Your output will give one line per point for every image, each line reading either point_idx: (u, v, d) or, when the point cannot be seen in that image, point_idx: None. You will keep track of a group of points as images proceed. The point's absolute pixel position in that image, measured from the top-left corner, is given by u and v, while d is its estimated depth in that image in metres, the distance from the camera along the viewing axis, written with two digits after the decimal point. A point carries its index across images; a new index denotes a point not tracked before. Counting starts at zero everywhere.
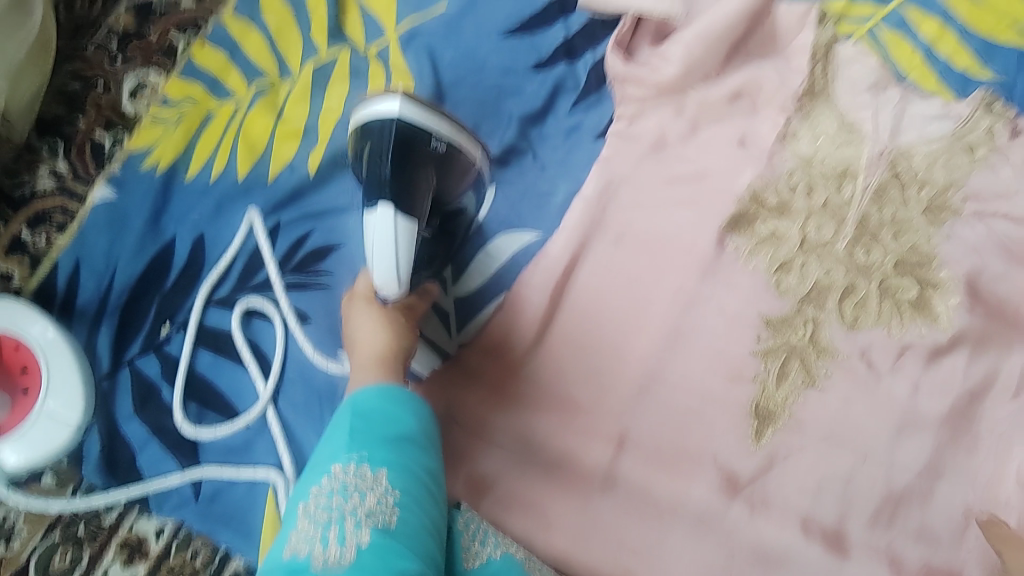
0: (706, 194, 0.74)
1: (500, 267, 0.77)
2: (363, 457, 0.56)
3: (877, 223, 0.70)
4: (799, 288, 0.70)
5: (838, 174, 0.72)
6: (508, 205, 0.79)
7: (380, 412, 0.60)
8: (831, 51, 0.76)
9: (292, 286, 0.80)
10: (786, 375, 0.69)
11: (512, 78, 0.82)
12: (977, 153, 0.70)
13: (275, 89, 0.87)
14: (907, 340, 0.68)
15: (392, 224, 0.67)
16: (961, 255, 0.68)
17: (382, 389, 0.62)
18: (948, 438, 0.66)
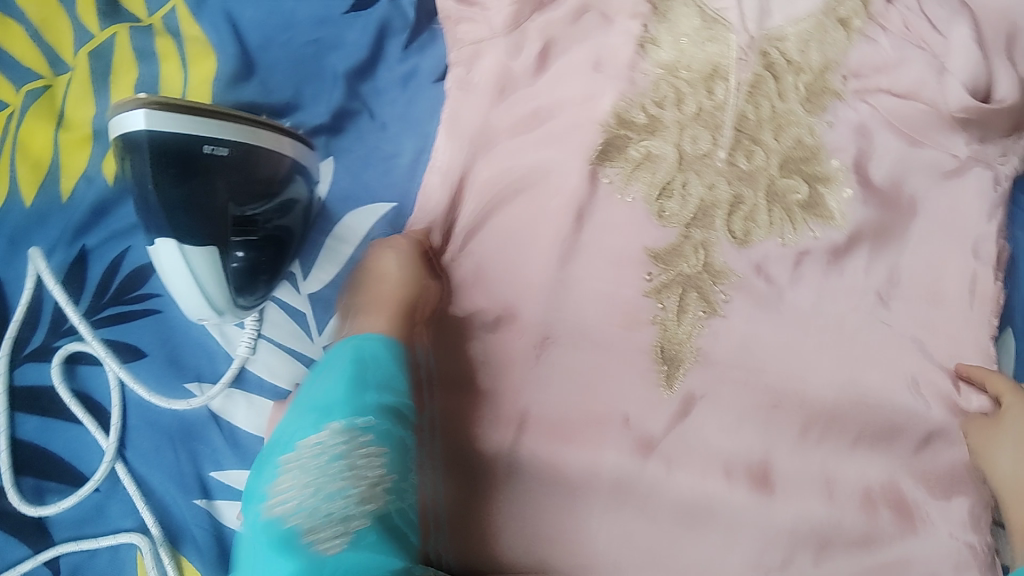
0: (566, 126, 0.62)
1: (354, 247, 0.67)
2: (367, 427, 0.46)
3: (755, 121, 0.60)
4: (682, 211, 0.61)
5: (708, 75, 0.61)
6: (349, 176, 0.68)
7: (378, 371, 0.50)
8: None
9: (110, 322, 0.65)
10: (683, 313, 0.60)
11: (330, 27, 0.68)
12: (851, 25, 0.61)
13: (50, 92, 0.66)
14: (805, 248, 0.60)
15: (185, 258, 0.56)
16: (847, 139, 0.60)
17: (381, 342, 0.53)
18: (869, 346, 0.59)
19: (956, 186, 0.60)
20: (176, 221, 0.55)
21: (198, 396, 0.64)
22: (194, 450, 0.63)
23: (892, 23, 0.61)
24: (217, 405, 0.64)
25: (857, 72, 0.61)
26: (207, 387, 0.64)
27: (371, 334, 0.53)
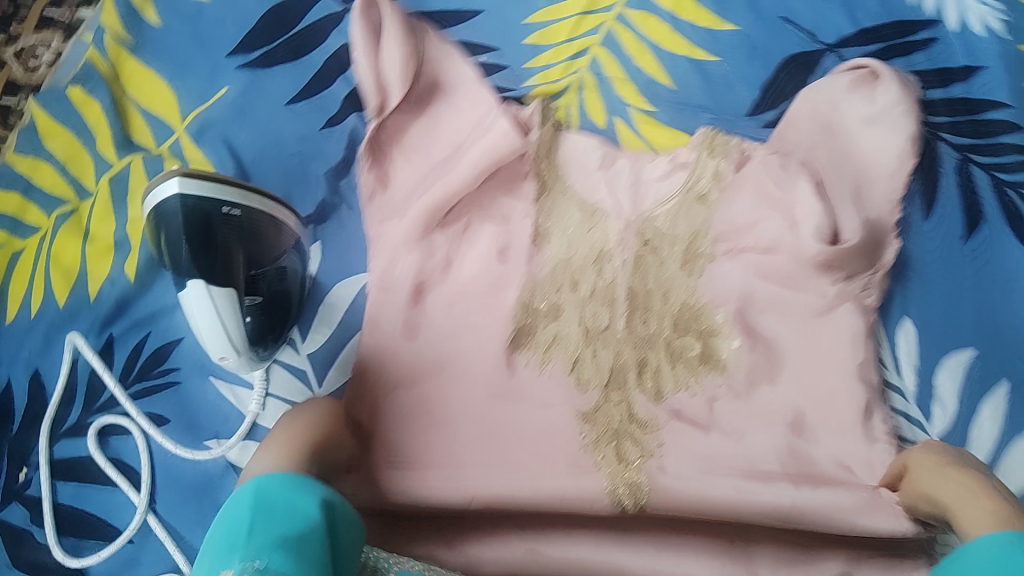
0: (487, 305, 0.70)
1: (344, 315, 0.77)
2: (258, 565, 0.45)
3: (645, 291, 0.70)
4: (596, 376, 0.67)
5: (596, 257, 0.71)
6: (336, 257, 0.78)
7: (279, 508, 0.49)
8: (558, 138, 0.76)
9: (138, 396, 0.75)
10: (624, 459, 0.64)
11: (311, 141, 0.81)
12: (707, 198, 0.73)
13: (77, 212, 0.81)
14: (711, 395, 0.67)
15: (210, 299, 0.66)
16: (726, 292, 0.70)
17: (287, 478, 0.52)
18: (786, 458, 0.65)
19: (834, 319, 0.69)
20: (202, 270, 0.66)
21: (216, 449, 0.73)
22: (213, 498, 0.72)
23: (744, 188, 0.73)
24: (233, 456, 0.73)
25: (724, 236, 0.72)
26: (223, 440, 0.73)
27: (280, 475, 0.53)
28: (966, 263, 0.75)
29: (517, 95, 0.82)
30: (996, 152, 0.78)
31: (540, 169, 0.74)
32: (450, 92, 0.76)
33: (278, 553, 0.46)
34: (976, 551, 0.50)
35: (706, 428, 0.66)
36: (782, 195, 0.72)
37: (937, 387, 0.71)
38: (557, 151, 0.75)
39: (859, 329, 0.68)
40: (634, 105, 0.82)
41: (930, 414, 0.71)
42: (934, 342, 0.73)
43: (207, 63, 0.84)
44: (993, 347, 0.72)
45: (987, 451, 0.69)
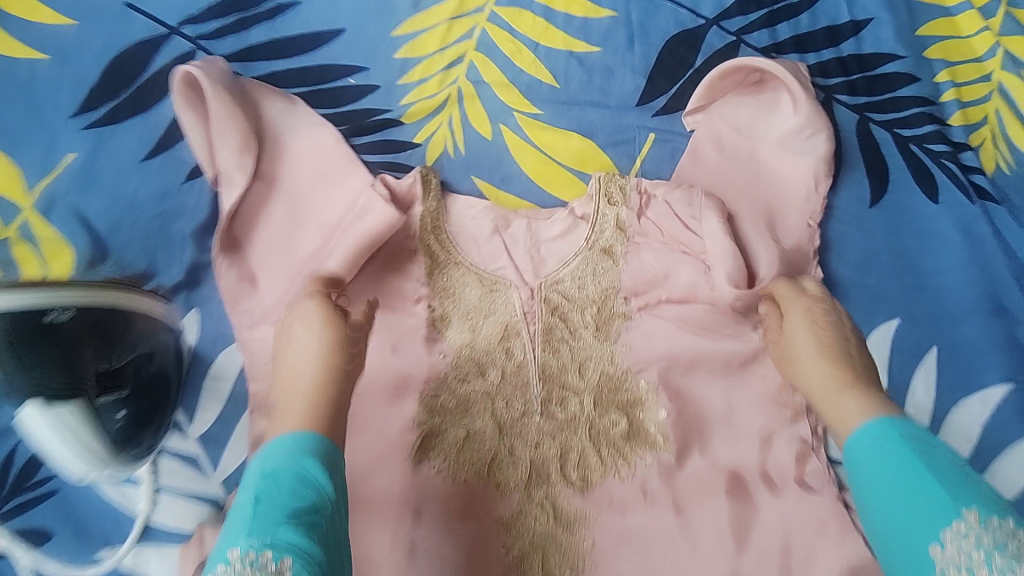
0: (388, 405, 0.63)
1: (233, 387, 0.65)
2: (266, 543, 0.42)
3: (558, 367, 0.64)
4: (516, 477, 0.60)
5: (502, 336, 0.65)
6: (215, 321, 0.67)
7: (289, 478, 0.46)
8: (446, 198, 0.70)
9: (13, 514, 0.59)
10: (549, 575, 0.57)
11: (172, 200, 0.70)
12: (614, 252, 0.67)
13: None
14: (644, 478, 0.60)
15: (51, 423, 0.53)
16: (647, 353, 0.64)
17: (290, 448, 0.48)
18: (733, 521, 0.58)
19: (760, 368, 0.64)
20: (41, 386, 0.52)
21: (106, 560, 0.58)
22: None
23: (649, 236, 0.67)
24: (128, 564, 0.58)
25: (635, 290, 0.66)
26: (114, 547, 0.59)
27: (303, 438, 0.49)
28: (878, 225, 0.71)
29: (393, 118, 0.74)
30: (896, 108, 0.76)
31: (429, 229, 0.67)
32: (310, 161, 0.70)
33: (288, 530, 0.43)
34: (857, 458, 0.48)
35: (640, 511, 0.59)
36: (691, 239, 0.66)
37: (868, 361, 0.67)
38: (445, 219, 0.69)
39: None
40: (518, 110, 0.75)
41: None
42: (860, 310, 0.68)
43: (45, 131, 0.71)
44: (921, 305, 0.68)
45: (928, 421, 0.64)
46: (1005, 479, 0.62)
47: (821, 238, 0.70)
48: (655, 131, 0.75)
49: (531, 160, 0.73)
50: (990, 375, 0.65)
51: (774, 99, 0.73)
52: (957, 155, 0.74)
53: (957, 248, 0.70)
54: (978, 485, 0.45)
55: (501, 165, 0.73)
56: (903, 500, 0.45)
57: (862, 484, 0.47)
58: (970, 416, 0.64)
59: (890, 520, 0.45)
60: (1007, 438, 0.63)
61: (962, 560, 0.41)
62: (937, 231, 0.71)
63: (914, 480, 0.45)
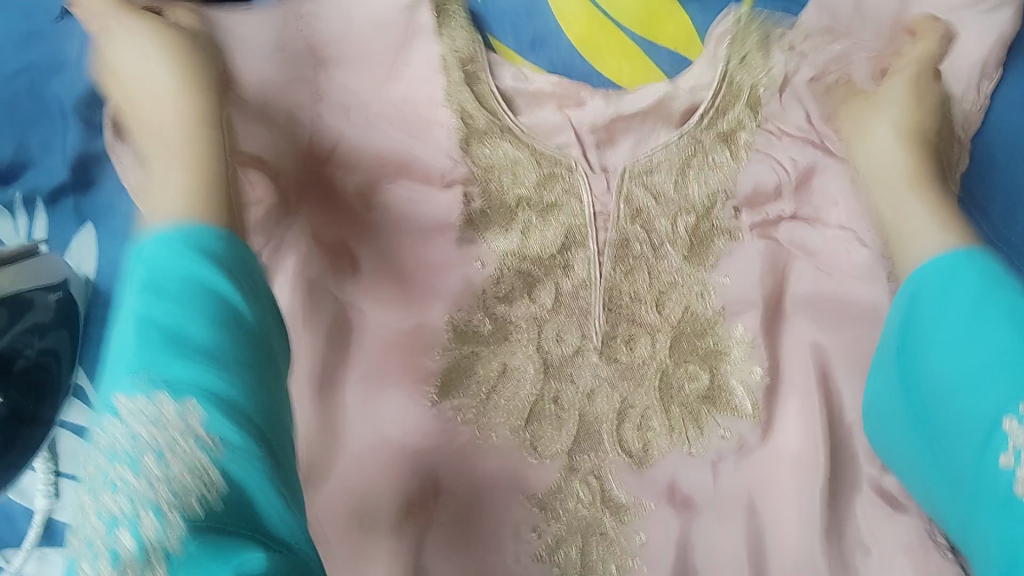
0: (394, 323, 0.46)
1: None
2: (158, 382, 0.27)
3: (630, 296, 0.48)
4: (562, 436, 0.46)
5: (564, 242, 0.48)
6: (107, 231, 0.46)
7: (172, 282, 0.30)
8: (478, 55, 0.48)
9: None
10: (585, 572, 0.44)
11: (41, 44, 0.45)
12: (738, 139, 0.49)
13: None
14: (716, 455, 0.47)
15: None
16: (745, 289, 0.48)
17: (178, 240, 0.32)
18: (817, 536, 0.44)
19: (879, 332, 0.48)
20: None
21: None
22: None
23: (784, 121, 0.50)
24: None
25: (750, 200, 0.49)
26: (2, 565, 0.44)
27: (201, 229, 0.33)
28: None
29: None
30: None
31: (462, 78, 0.47)
32: None
33: (185, 364, 0.28)
34: (925, 288, 0.38)
35: (702, 500, 0.46)
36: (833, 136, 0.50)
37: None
38: (484, 64, 0.49)
39: None
40: None
41: None
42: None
43: None
44: None
45: None
46: None
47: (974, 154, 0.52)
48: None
49: (576, 18, 0.51)
50: None
51: None
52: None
53: None
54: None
55: (543, 14, 0.51)
56: (966, 349, 0.35)
57: (921, 327, 0.37)
58: None
59: (950, 385, 0.35)
60: None
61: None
62: None
63: (962, 322, 0.35)
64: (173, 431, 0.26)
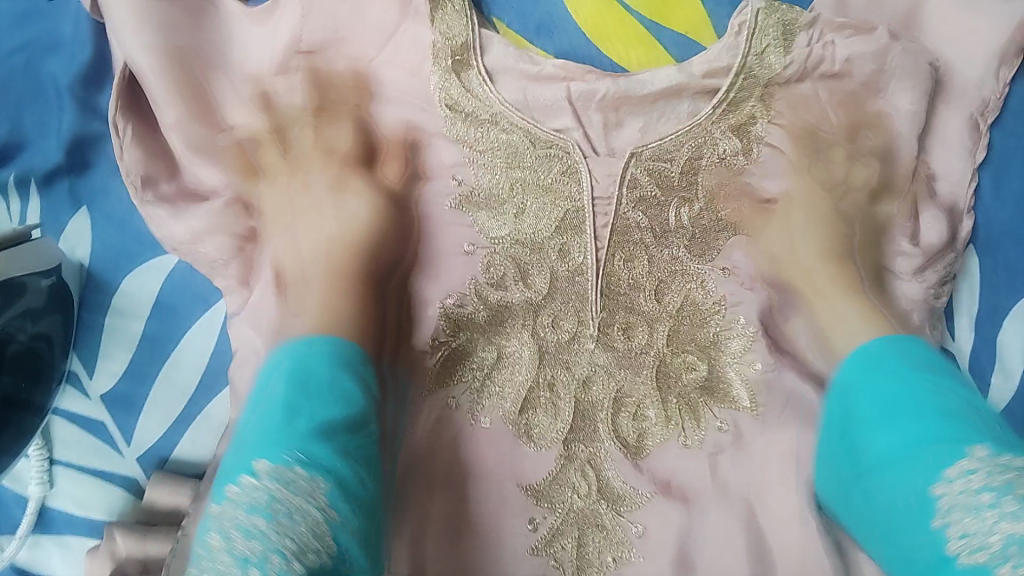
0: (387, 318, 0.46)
1: (149, 315, 0.45)
2: (302, 460, 0.34)
3: (629, 283, 0.47)
4: (557, 425, 0.46)
5: (562, 227, 0.47)
6: (106, 224, 0.45)
7: (317, 385, 0.37)
8: (482, 39, 0.47)
9: None
10: (584, 565, 0.44)
11: (39, 22, 0.45)
12: (750, 131, 0.47)
13: None
14: (714, 448, 0.46)
15: None
16: (750, 281, 0.48)
17: (330, 349, 0.40)
18: (814, 535, 0.44)
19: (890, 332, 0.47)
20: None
21: None
22: None
23: (795, 108, 0.48)
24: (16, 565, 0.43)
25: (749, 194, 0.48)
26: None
27: (339, 339, 0.41)
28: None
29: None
30: None
31: (456, 65, 0.46)
32: None
33: (322, 446, 0.35)
34: (852, 361, 0.43)
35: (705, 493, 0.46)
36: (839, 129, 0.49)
37: (1001, 341, 0.49)
38: (480, 49, 0.47)
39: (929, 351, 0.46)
40: None
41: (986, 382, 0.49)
42: (1004, 269, 0.49)
43: None
44: None
45: None
46: None
47: (987, 148, 0.50)
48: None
49: (585, 0, 0.49)
50: None
51: None
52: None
53: None
54: (971, 408, 0.38)
55: (538, 2, 0.49)
56: (891, 432, 0.38)
57: (847, 406, 0.41)
58: None
59: (879, 453, 0.38)
60: None
61: (986, 479, 0.34)
62: None
63: (902, 395, 0.39)
64: (299, 490, 0.33)
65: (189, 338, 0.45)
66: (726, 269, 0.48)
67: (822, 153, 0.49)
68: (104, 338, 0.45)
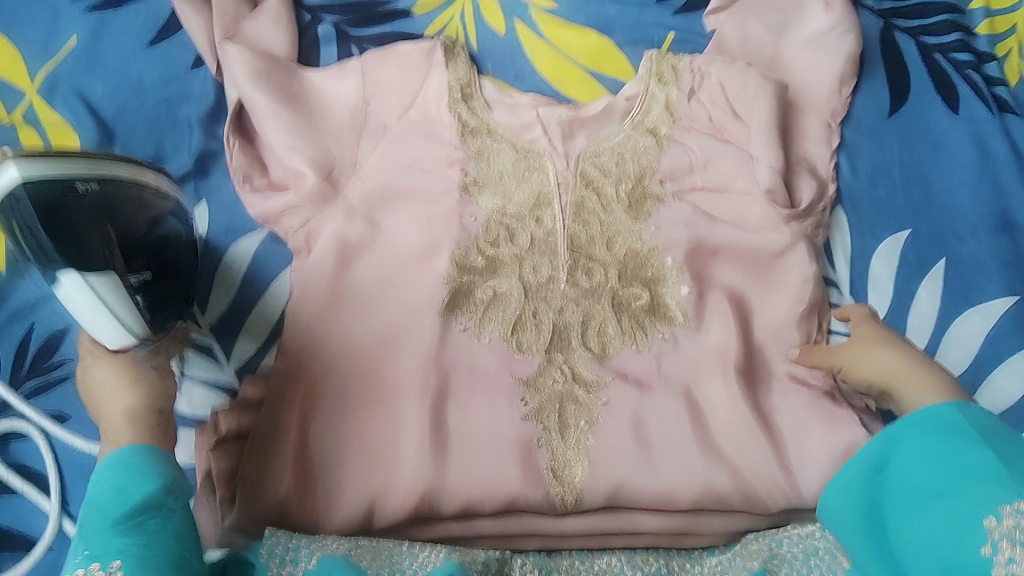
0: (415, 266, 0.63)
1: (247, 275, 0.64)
2: (93, 557, 0.41)
3: (587, 240, 0.65)
4: (537, 340, 0.62)
5: (536, 204, 0.66)
6: (223, 211, 0.65)
7: (124, 479, 0.45)
8: (474, 80, 0.68)
9: (34, 397, 0.60)
10: (567, 428, 0.59)
11: (177, 85, 0.67)
12: (660, 133, 0.67)
13: None
14: (658, 353, 0.62)
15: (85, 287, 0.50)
16: (674, 234, 0.65)
17: (125, 456, 0.47)
18: (744, 407, 0.59)
19: (784, 264, 0.64)
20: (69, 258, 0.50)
21: None
22: None
23: (696, 120, 0.67)
24: None
25: (671, 175, 0.67)
26: None
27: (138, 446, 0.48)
28: (892, 136, 0.70)
29: (402, 9, 0.72)
30: (920, 15, 0.75)
31: (460, 97, 0.67)
32: (360, 34, 0.71)
33: (117, 538, 0.42)
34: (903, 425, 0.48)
35: (653, 381, 0.61)
36: (736, 129, 0.67)
37: (872, 271, 0.66)
38: (477, 87, 0.68)
39: (811, 272, 0.63)
40: (534, 6, 0.73)
41: (866, 302, 0.66)
42: (867, 223, 0.68)
43: (46, 8, 0.68)
44: (926, 220, 0.68)
45: (929, 333, 0.65)
46: (999, 390, 0.62)
47: (839, 139, 0.69)
48: (675, 31, 0.73)
49: (547, 59, 0.71)
50: (991, 290, 0.65)
51: (802, 1, 0.71)
52: (980, 66, 0.73)
53: (968, 164, 0.70)
54: (1015, 462, 0.43)
55: (515, 62, 0.71)
56: (935, 485, 0.44)
57: (902, 456, 0.47)
58: (971, 325, 0.64)
59: (914, 501, 0.45)
60: (1006, 350, 0.63)
61: (1016, 533, 0.40)
62: (950, 145, 0.70)
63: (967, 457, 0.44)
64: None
65: (275, 289, 0.64)
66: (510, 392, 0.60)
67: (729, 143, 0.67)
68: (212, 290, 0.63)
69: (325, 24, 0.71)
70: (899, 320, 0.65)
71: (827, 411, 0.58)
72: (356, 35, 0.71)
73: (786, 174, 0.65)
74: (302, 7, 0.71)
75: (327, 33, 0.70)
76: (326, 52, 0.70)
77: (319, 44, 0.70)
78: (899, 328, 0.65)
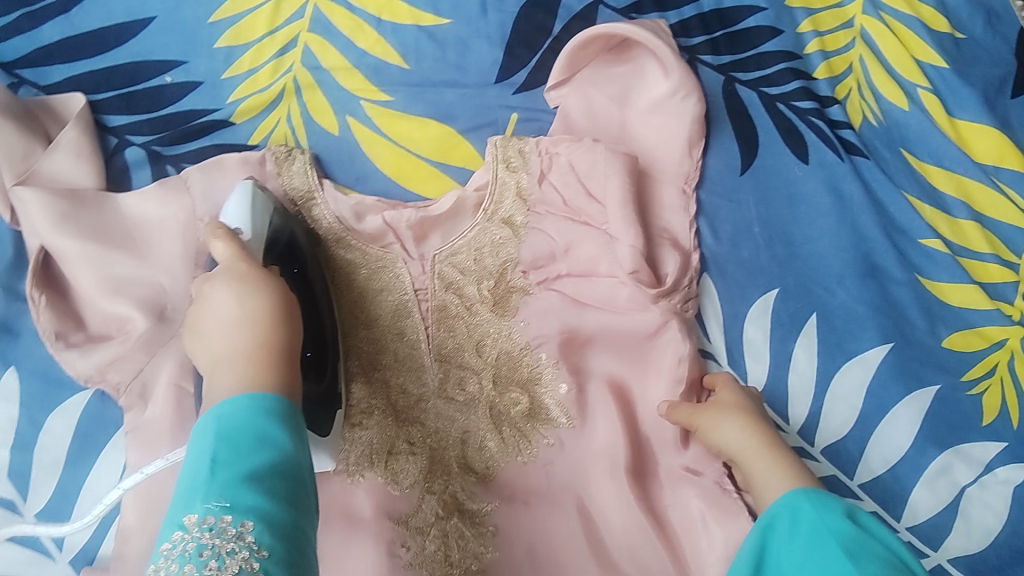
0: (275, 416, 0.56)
1: (71, 449, 0.58)
2: (225, 508, 0.36)
3: (455, 348, 0.61)
4: (414, 469, 0.57)
5: (395, 316, 0.62)
6: (35, 377, 0.58)
7: (246, 437, 0.39)
8: (318, 185, 0.63)
9: None
10: (452, 569, 0.55)
11: None
12: (515, 222, 0.64)
13: None
14: (545, 460, 0.59)
15: (261, 200, 0.59)
16: (544, 328, 0.62)
17: (253, 399, 0.42)
18: (636, 510, 0.56)
19: (660, 345, 0.61)
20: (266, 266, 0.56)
21: None
22: None
23: (551, 204, 0.64)
24: None
25: (533, 263, 0.64)
26: None
27: (263, 393, 0.43)
28: (748, 193, 0.70)
29: (222, 118, 0.67)
30: (759, 64, 0.74)
31: (298, 206, 0.63)
32: (176, 149, 0.67)
33: (249, 492, 0.37)
34: (777, 522, 0.49)
35: (541, 493, 0.58)
36: (592, 210, 0.63)
37: (746, 337, 0.66)
38: (320, 192, 0.63)
39: (686, 351, 0.60)
40: (367, 99, 0.69)
41: (745, 371, 0.65)
42: (735, 287, 0.67)
43: None
44: (793, 275, 0.67)
45: (812, 394, 0.64)
46: (889, 443, 0.62)
47: (696, 204, 0.68)
48: (518, 111, 0.70)
49: (387, 156, 0.68)
50: (868, 338, 0.65)
51: (640, 68, 0.69)
52: (823, 112, 0.72)
53: (827, 212, 0.69)
54: (862, 551, 0.44)
55: (353, 163, 0.68)
56: None
57: (780, 559, 0.48)
58: (853, 378, 0.64)
59: None
60: (888, 402, 0.63)
61: None
62: (807, 194, 0.70)
63: (827, 558, 0.45)
64: (228, 538, 0.35)
65: (106, 454, 0.58)
66: (431, 416, 0.59)
67: (588, 224, 0.63)
68: (35, 474, 0.57)
69: (133, 147, 0.66)
70: (779, 383, 0.64)
71: (718, 503, 0.55)
72: (171, 154, 0.67)
73: (647, 251, 0.63)
74: (107, 130, 0.66)
75: (138, 156, 0.66)
76: (140, 177, 0.66)
77: (130, 169, 0.66)
78: (781, 392, 0.64)
